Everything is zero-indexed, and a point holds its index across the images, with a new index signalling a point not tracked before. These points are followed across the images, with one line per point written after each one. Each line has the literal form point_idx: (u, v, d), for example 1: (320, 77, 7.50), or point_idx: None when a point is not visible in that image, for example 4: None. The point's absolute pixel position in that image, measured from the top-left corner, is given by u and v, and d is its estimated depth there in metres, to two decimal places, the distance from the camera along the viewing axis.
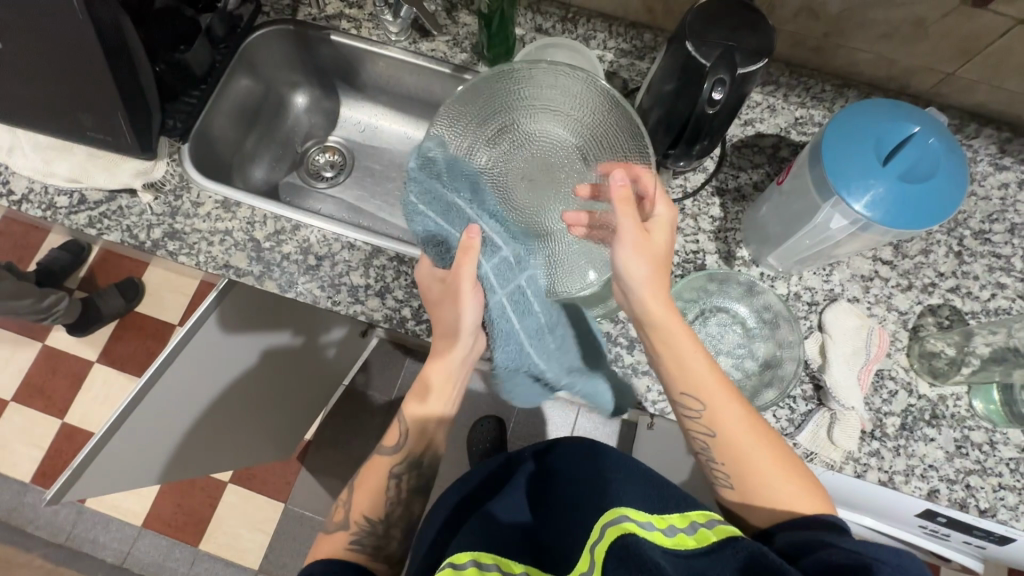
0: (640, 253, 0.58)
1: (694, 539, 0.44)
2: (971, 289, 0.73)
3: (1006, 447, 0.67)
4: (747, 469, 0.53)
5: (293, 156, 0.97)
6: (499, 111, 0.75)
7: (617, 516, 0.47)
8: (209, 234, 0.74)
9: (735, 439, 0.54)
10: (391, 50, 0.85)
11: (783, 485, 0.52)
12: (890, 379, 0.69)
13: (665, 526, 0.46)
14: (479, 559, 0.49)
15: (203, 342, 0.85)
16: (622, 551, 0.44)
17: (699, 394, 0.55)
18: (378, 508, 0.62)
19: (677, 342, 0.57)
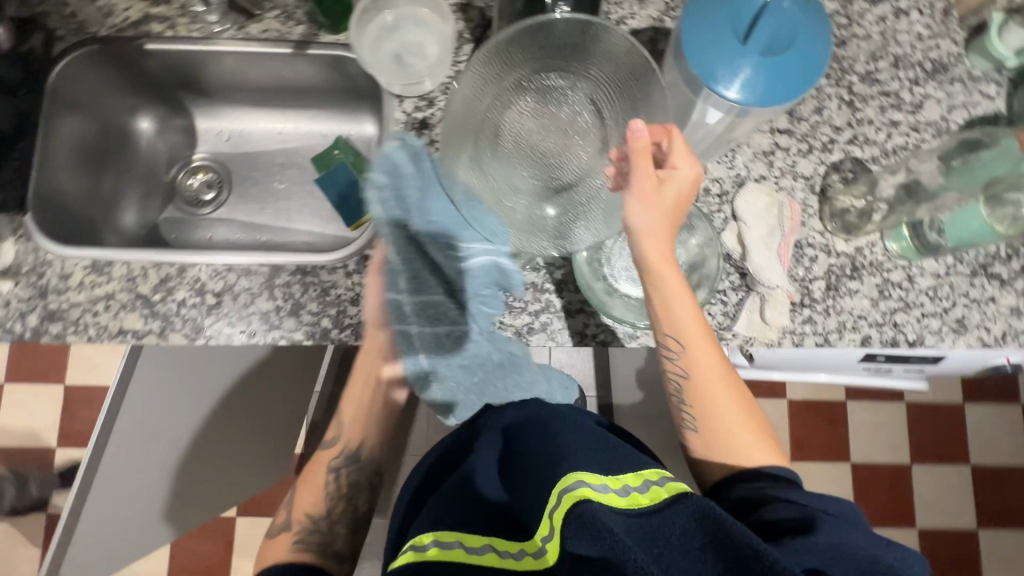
0: (637, 211, 0.56)
1: (647, 496, 0.47)
2: (868, 135, 0.73)
3: (923, 277, 0.70)
4: (714, 417, 0.59)
5: (163, 189, 0.88)
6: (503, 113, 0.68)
7: (571, 483, 0.48)
8: (91, 304, 0.68)
9: (710, 386, 0.59)
10: (219, 42, 0.75)
11: (746, 440, 0.59)
12: (808, 247, 0.70)
13: (617, 488, 0.48)
14: (439, 539, 0.51)
15: (142, 406, 0.79)
16: (578, 517, 0.45)
17: (683, 337, 0.58)
18: (319, 503, 0.67)
19: (671, 286, 0.58)
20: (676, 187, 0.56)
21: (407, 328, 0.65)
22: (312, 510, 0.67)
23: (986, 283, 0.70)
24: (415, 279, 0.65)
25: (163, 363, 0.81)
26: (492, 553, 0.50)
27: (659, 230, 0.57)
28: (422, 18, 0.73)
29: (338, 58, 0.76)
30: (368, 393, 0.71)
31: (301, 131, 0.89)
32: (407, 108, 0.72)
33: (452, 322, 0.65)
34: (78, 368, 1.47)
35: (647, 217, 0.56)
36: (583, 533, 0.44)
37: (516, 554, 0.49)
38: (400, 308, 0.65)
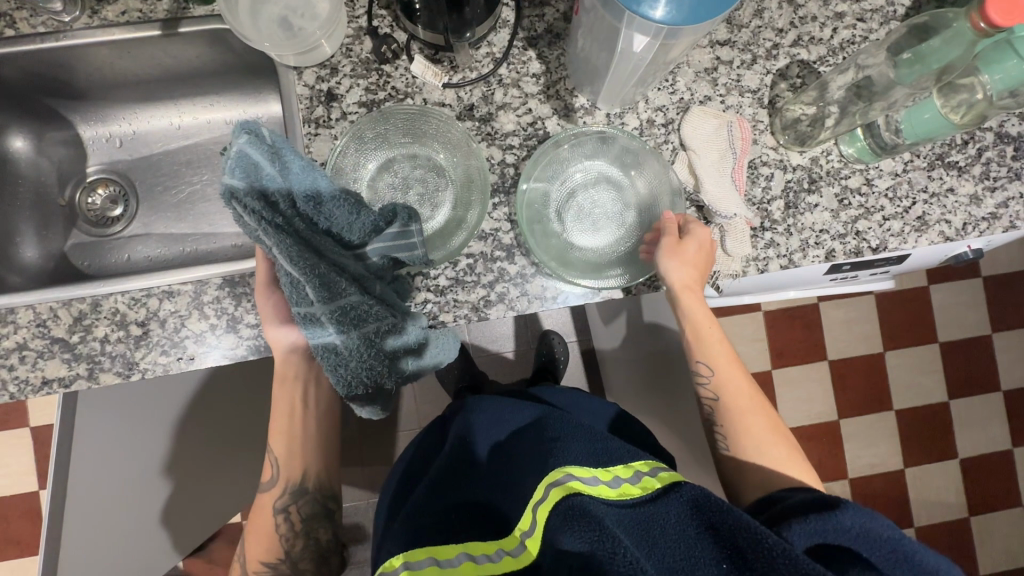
0: (673, 265, 0.59)
1: (638, 486, 0.52)
2: (813, 33, 0.67)
3: (881, 179, 0.67)
4: (747, 438, 0.63)
5: (60, 212, 0.78)
6: (372, 72, 0.64)
7: (562, 476, 0.52)
8: (3, 359, 0.61)
9: (738, 410, 0.64)
10: (72, 34, 0.64)
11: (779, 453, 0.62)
12: (763, 166, 0.66)
13: (608, 480, 0.53)
14: (409, 562, 0.52)
15: (87, 444, 0.84)
16: (570, 506, 0.49)
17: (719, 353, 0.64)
18: (272, 550, 0.66)
19: (710, 334, 0.63)
20: (702, 252, 0.61)
21: (329, 339, 0.54)
22: (266, 556, 0.66)
23: (944, 174, 0.67)
24: (326, 287, 0.51)
25: (103, 403, 0.84)
26: (467, 560, 0.52)
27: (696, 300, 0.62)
28: None
29: (217, 33, 0.66)
30: (291, 421, 0.66)
31: (202, 123, 0.79)
32: (309, 80, 0.64)
33: (376, 318, 0.53)
34: (40, 408, 1.40)
35: (683, 275, 0.60)
36: (573, 523, 0.48)
37: (494, 555, 0.53)
38: (316, 318, 0.53)
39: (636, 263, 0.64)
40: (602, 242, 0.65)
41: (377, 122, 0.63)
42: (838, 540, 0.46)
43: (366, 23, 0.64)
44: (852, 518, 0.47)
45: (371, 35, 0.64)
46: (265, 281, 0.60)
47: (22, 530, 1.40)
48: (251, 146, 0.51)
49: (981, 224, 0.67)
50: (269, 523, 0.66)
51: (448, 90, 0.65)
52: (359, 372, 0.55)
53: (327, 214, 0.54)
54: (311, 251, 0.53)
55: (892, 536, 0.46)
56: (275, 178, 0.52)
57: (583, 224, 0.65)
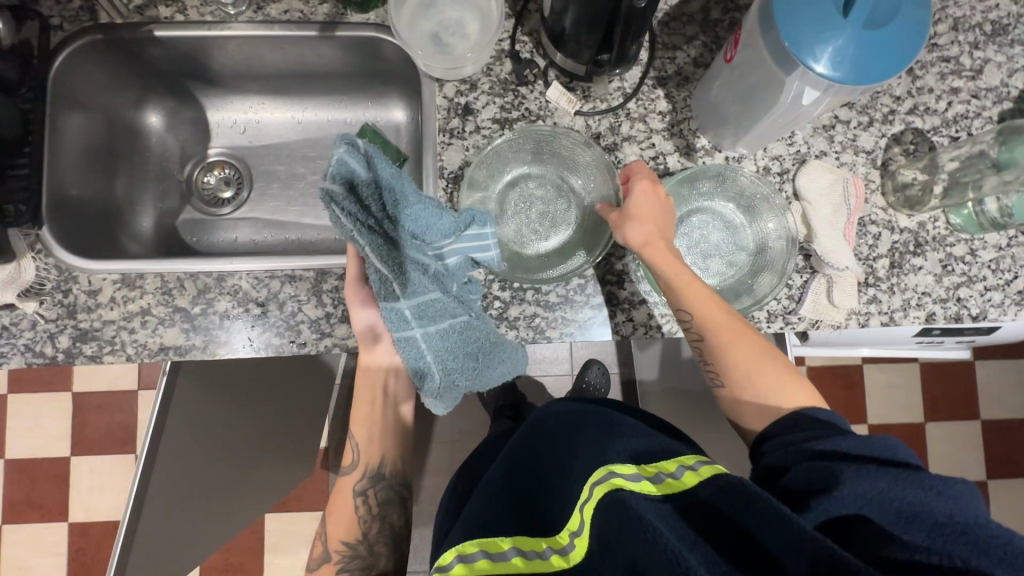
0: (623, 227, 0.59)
1: (681, 481, 0.49)
2: (929, 104, 0.70)
3: (985, 251, 0.69)
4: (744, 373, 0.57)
5: (177, 188, 0.81)
6: (509, 93, 0.67)
7: (606, 474, 0.52)
8: (126, 322, 0.63)
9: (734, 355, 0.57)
10: (235, 25, 0.68)
11: (775, 376, 0.56)
12: (872, 224, 0.68)
13: (651, 475, 0.51)
14: (463, 555, 0.52)
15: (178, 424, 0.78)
16: (609, 503, 0.48)
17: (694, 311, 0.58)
18: (354, 530, 0.64)
19: (682, 282, 0.58)
20: (654, 204, 0.60)
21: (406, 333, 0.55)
22: (347, 537, 0.63)
23: None
24: (409, 283, 0.53)
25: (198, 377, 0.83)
26: (518, 556, 0.52)
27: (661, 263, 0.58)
28: None
29: (367, 39, 0.69)
30: (376, 406, 0.66)
31: (322, 120, 0.83)
32: (448, 93, 0.67)
33: (451, 316, 0.56)
34: (84, 374, 1.42)
35: (636, 232, 0.59)
36: (611, 517, 0.47)
37: (543, 552, 0.52)
38: (399, 314, 0.54)
39: (742, 300, 0.65)
40: (708, 277, 0.67)
41: (513, 139, 0.66)
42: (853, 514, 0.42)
43: (508, 46, 0.68)
44: (851, 491, 0.42)
45: (513, 58, 0.67)
46: (355, 276, 0.59)
47: (48, 494, 1.39)
48: (350, 156, 0.50)
49: None
50: (350, 503, 0.64)
51: (579, 117, 0.68)
52: (434, 362, 0.57)
53: (416, 220, 0.52)
54: (398, 256, 0.53)
55: (894, 493, 0.42)
56: (370, 186, 0.51)
57: (694, 257, 0.67)
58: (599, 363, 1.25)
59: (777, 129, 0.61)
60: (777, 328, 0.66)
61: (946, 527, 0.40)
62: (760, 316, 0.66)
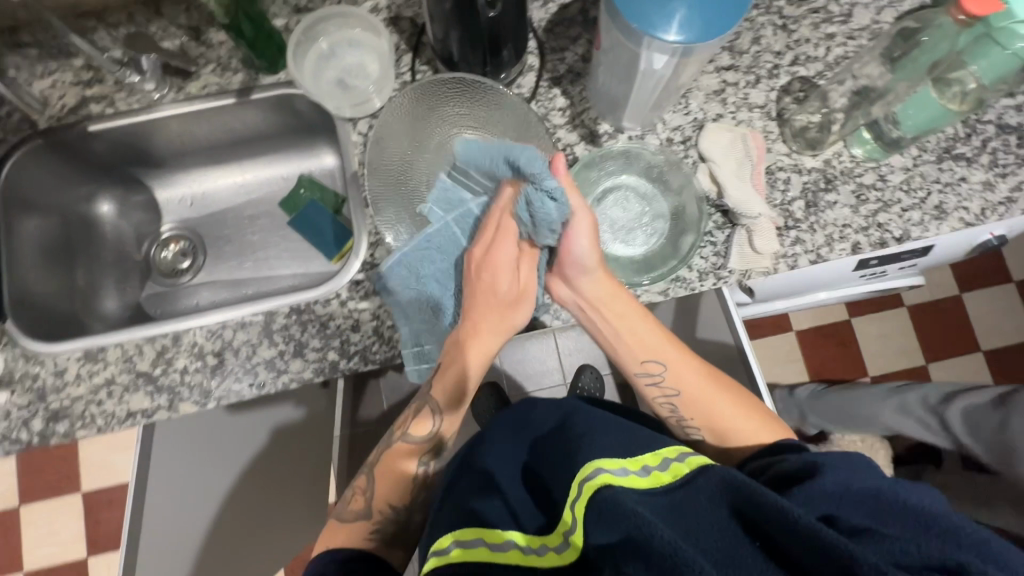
0: (586, 242, 0.60)
1: (669, 473, 0.49)
2: (809, 53, 0.75)
3: (893, 174, 0.71)
4: (716, 416, 0.61)
5: (137, 267, 0.87)
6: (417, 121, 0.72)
7: (593, 471, 0.49)
8: (93, 395, 0.66)
9: (704, 400, 0.62)
10: (162, 108, 0.74)
11: (745, 424, 0.61)
12: (780, 171, 0.71)
13: (637, 469, 0.49)
14: (461, 539, 0.49)
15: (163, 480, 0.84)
16: (601, 503, 0.46)
17: (662, 359, 0.64)
18: (403, 494, 0.61)
19: (631, 311, 0.63)
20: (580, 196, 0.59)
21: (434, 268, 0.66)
22: (392, 496, 0.60)
23: (954, 166, 0.71)
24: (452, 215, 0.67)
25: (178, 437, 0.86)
26: (516, 549, 0.48)
27: (612, 297, 0.63)
28: (356, 38, 0.73)
29: (282, 97, 0.75)
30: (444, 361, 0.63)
31: (261, 180, 0.88)
32: (362, 129, 0.72)
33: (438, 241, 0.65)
34: (91, 472, 1.43)
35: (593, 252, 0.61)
36: (609, 515, 0.44)
37: (539, 549, 0.49)
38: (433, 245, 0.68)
39: (670, 262, 0.68)
40: (636, 249, 0.70)
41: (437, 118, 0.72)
42: (833, 506, 0.43)
43: (409, 78, 0.72)
44: (832, 479, 0.44)
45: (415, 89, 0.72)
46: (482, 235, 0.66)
47: None
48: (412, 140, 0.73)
49: (1000, 208, 0.71)
50: (405, 471, 0.61)
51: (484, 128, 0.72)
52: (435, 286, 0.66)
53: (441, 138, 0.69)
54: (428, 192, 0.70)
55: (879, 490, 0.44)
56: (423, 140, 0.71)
57: (618, 234, 0.70)
58: (590, 366, 1.22)
59: (661, 96, 0.65)
60: (710, 284, 0.69)
61: (918, 516, 0.41)
62: (690, 276, 0.69)
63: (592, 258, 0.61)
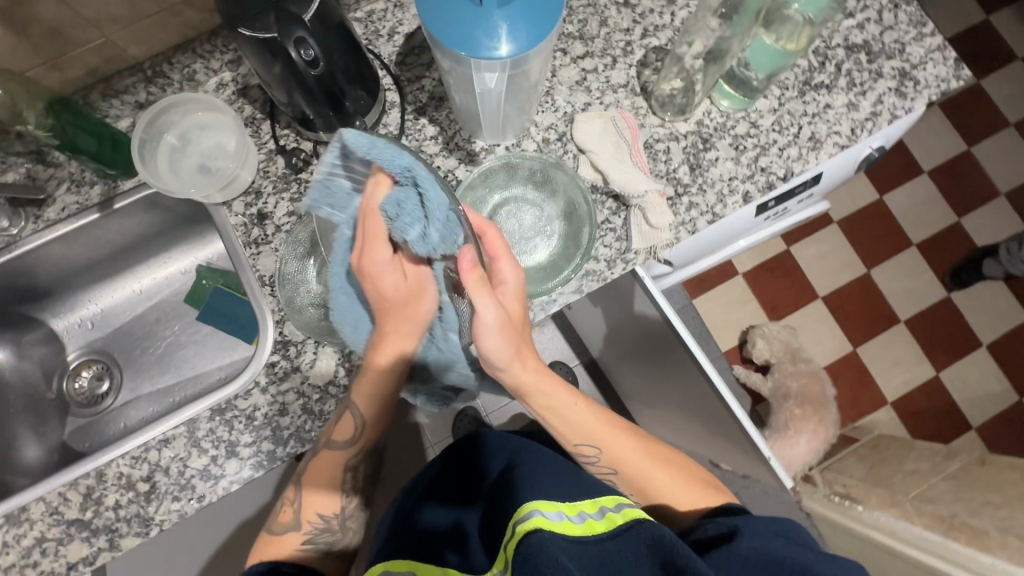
0: (496, 343, 0.53)
1: (603, 523, 0.49)
2: (656, 22, 0.76)
3: (762, 117, 0.73)
4: (652, 485, 0.62)
5: (52, 405, 0.82)
6: (290, 182, 0.70)
7: (528, 510, 0.49)
8: (27, 558, 0.62)
9: (638, 470, 0.62)
10: (24, 242, 0.71)
11: (681, 491, 0.61)
12: (657, 143, 0.72)
13: (572, 515, 0.49)
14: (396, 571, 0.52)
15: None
16: (532, 548, 0.45)
17: (594, 442, 0.61)
18: (331, 505, 0.62)
19: (556, 402, 0.59)
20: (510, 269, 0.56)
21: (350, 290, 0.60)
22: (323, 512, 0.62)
23: (816, 95, 0.74)
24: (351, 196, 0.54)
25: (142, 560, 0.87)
26: None
27: (534, 385, 0.58)
28: (204, 120, 0.70)
29: (149, 196, 0.72)
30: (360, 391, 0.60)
31: (161, 282, 0.85)
32: (239, 209, 0.70)
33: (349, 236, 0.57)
34: None
35: (504, 349, 0.54)
36: (534, 560, 0.44)
37: None
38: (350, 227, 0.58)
39: (575, 259, 0.68)
40: (540, 255, 0.70)
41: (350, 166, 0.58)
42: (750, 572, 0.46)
43: (274, 144, 0.71)
44: (749, 544, 0.48)
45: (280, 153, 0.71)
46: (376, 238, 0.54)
47: None
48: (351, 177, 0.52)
49: (867, 124, 0.73)
50: (337, 476, 0.62)
51: None
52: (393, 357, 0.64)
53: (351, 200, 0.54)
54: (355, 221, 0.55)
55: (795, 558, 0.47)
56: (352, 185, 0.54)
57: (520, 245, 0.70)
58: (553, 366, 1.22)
59: (518, 103, 0.65)
60: (620, 270, 0.70)
61: None
62: (599, 267, 0.69)
63: (503, 358, 0.54)
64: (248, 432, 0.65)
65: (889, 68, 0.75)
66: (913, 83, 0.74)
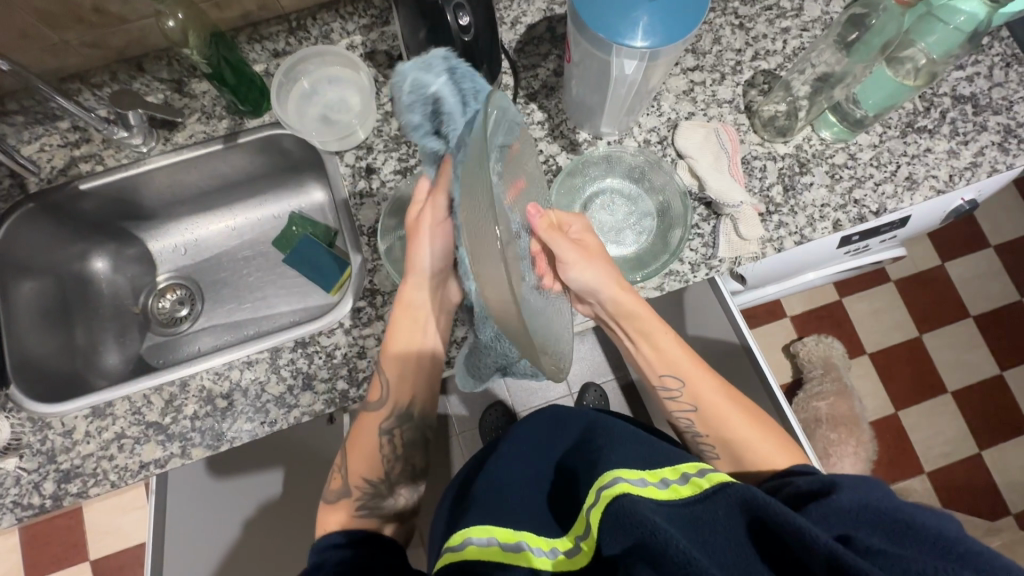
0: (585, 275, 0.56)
1: (687, 487, 0.45)
2: (767, 47, 0.78)
3: (861, 151, 0.75)
4: (729, 437, 0.58)
5: (135, 320, 0.87)
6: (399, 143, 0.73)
7: (611, 480, 0.45)
8: (104, 451, 0.66)
9: (715, 408, 0.59)
10: (152, 160, 0.76)
11: (764, 444, 0.56)
12: (755, 160, 0.74)
13: (656, 479, 0.45)
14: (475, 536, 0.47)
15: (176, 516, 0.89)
16: (621, 512, 0.42)
17: (678, 374, 0.61)
18: (375, 467, 0.63)
19: (650, 329, 0.61)
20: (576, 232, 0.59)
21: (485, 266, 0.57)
22: (368, 472, 0.62)
23: (918, 138, 0.75)
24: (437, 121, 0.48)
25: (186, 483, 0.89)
26: (528, 550, 0.46)
27: (634, 306, 0.60)
28: (336, 75, 0.76)
29: (269, 137, 0.77)
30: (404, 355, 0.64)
31: (253, 222, 0.89)
32: (350, 161, 0.73)
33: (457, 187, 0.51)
34: (99, 539, 1.37)
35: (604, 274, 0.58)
36: (623, 527, 0.41)
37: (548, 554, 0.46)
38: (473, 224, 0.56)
39: (662, 257, 0.70)
40: (627, 248, 0.72)
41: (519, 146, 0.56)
42: (848, 524, 0.42)
43: (391, 107, 0.74)
44: (850, 497, 0.43)
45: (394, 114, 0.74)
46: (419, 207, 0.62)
47: None
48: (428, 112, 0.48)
49: (966, 173, 0.74)
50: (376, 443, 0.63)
51: None
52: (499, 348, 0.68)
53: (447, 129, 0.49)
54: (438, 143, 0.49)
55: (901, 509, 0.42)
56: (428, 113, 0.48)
57: (609, 236, 0.72)
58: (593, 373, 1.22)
59: (632, 100, 0.67)
60: (703, 275, 0.71)
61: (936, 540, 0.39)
62: (683, 269, 0.71)
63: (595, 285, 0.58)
64: (327, 368, 0.68)
65: (994, 123, 0.75)
66: (1017, 140, 0.75)
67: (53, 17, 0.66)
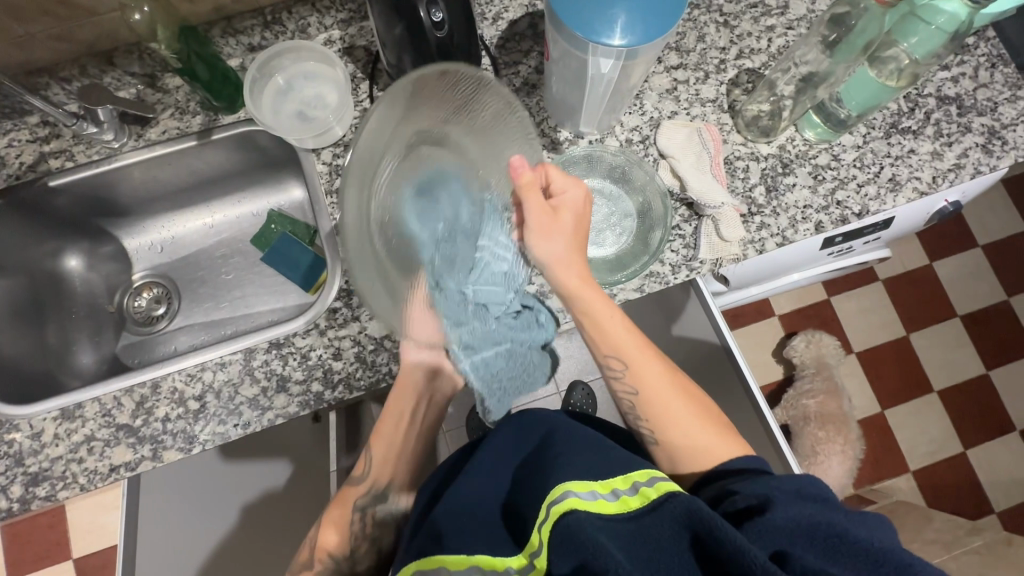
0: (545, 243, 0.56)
1: (637, 498, 0.44)
2: (752, 45, 0.77)
3: (844, 152, 0.74)
4: (665, 418, 0.56)
5: (111, 319, 0.85)
6: None
7: (562, 494, 0.45)
8: (73, 453, 0.65)
9: (656, 395, 0.56)
10: (123, 156, 0.74)
11: (706, 434, 0.54)
12: (737, 160, 0.74)
13: (606, 491, 0.45)
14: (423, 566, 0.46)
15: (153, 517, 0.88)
16: (567, 531, 0.42)
17: (624, 357, 0.57)
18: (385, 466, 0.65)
19: (601, 310, 0.57)
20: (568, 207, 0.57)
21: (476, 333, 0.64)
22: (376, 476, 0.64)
23: (902, 139, 0.74)
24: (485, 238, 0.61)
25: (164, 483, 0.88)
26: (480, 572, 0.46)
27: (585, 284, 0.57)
28: (310, 71, 0.74)
29: (245, 133, 0.75)
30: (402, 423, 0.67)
31: (231, 220, 0.88)
32: (326, 159, 0.72)
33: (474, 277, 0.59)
34: (82, 537, 1.36)
35: (553, 244, 0.56)
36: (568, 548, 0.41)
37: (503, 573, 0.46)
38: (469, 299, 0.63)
39: (642, 257, 0.69)
40: (608, 249, 0.71)
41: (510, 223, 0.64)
42: (782, 541, 0.41)
43: (368, 104, 0.73)
44: (785, 513, 0.42)
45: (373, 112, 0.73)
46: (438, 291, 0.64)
47: None
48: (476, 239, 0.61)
49: (949, 175, 0.73)
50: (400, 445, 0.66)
51: None
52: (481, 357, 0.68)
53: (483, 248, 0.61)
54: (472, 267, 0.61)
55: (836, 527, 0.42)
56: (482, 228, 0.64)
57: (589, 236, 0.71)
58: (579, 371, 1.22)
59: (612, 98, 0.66)
60: (683, 276, 0.70)
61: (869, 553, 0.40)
62: (663, 270, 0.70)
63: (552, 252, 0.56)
64: (301, 370, 0.67)
65: (979, 124, 0.75)
66: (1001, 142, 0.74)
67: (18, 9, 0.64)
